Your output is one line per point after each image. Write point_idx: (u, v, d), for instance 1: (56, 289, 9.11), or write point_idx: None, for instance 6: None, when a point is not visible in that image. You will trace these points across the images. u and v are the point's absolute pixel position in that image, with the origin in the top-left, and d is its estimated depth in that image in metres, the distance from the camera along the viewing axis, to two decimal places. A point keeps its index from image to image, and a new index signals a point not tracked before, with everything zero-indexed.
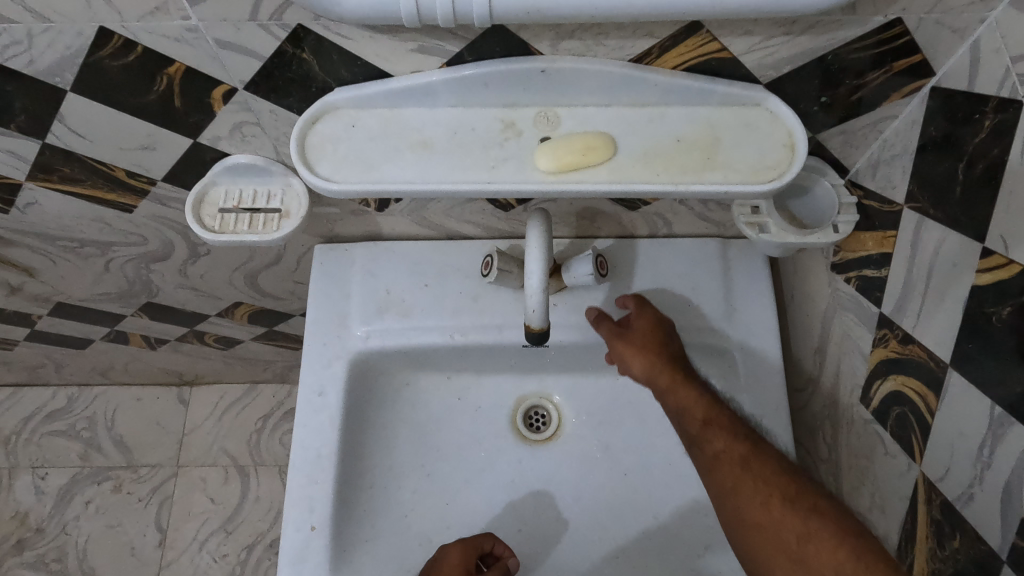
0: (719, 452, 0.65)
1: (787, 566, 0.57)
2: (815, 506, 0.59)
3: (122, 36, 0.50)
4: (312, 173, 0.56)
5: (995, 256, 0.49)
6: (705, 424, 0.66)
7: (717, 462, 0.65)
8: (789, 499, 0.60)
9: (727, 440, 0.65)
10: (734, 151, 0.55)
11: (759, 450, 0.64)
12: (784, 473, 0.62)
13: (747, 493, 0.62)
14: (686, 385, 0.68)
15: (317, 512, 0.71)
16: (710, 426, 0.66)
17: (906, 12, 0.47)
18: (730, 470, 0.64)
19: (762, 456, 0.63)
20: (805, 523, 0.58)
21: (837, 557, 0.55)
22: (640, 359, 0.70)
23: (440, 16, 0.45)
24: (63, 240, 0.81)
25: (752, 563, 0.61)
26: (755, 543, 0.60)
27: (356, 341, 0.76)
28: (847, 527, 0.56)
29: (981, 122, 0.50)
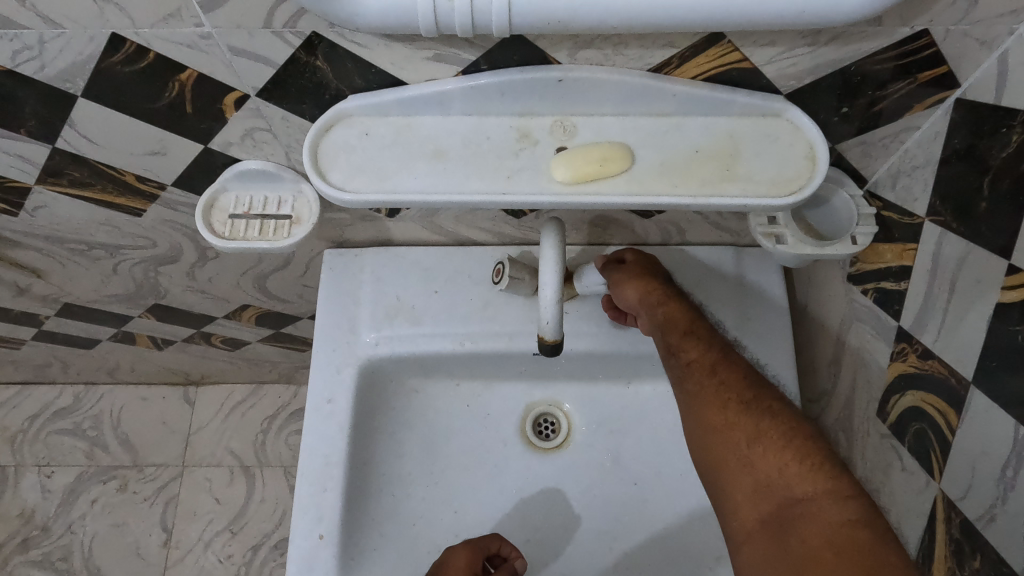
0: (692, 361, 0.65)
1: (735, 466, 0.59)
2: (772, 409, 0.60)
3: (134, 42, 0.49)
4: (325, 182, 0.55)
5: (1021, 274, 0.48)
6: (686, 335, 0.66)
7: (690, 368, 0.65)
8: (749, 404, 0.61)
9: (701, 350, 0.65)
10: (753, 163, 0.54)
11: (730, 360, 0.64)
12: (747, 381, 0.63)
13: (710, 397, 0.62)
14: (670, 303, 0.68)
15: (325, 520, 0.70)
16: (689, 336, 0.66)
17: (933, 23, 0.46)
18: (699, 378, 0.64)
19: (729, 365, 0.64)
20: (760, 424, 0.59)
21: (783, 459, 0.56)
22: (634, 284, 0.69)
23: (457, 26, 0.44)
24: (72, 242, 0.81)
25: (703, 462, 0.62)
26: (709, 444, 0.61)
27: (366, 348, 0.76)
28: (799, 432, 0.58)
29: (1008, 136, 0.49)
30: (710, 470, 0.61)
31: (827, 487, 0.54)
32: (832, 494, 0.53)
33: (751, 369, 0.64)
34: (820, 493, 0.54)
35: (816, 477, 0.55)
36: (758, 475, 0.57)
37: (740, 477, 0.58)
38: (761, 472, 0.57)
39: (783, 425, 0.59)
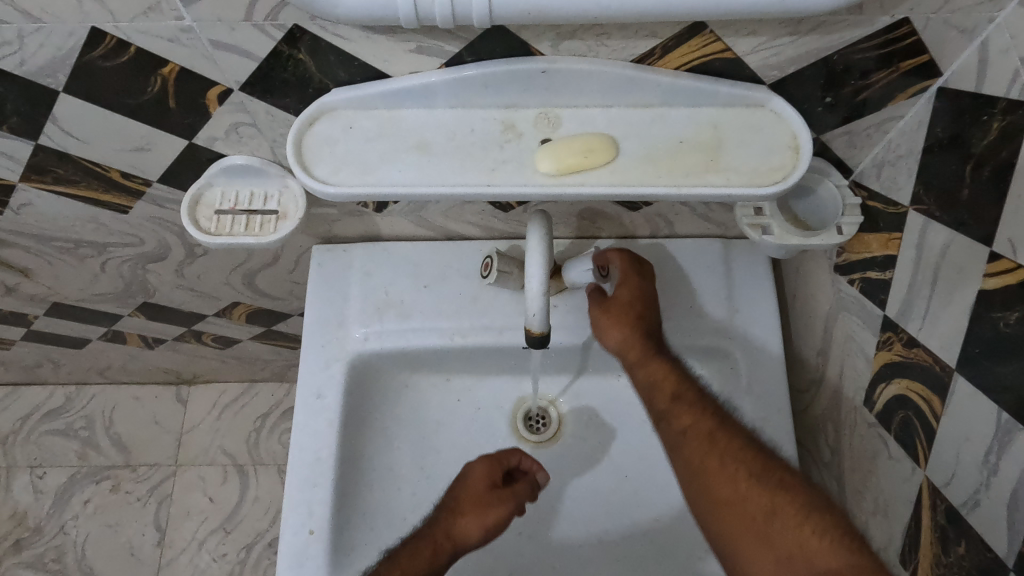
0: (686, 428, 0.64)
1: (751, 541, 0.57)
2: (781, 481, 0.59)
3: (115, 36, 0.49)
4: (309, 176, 0.55)
5: (1003, 260, 0.48)
6: (673, 400, 0.65)
7: (685, 434, 0.63)
8: (757, 477, 0.59)
9: (694, 416, 0.64)
10: (737, 153, 0.54)
11: (729, 426, 0.63)
12: (753, 450, 0.61)
13: (713, 469, 0.60)
14: (653, 359, 0.67)
15: (315, 515, 0.70)
16: (678, 402, 0.65)
17: (914, 12, 0.46)
18: (695, 447, 0.62)
19: (730, 431, 0.63)
20: (772, 497, 0.57)
21: (804, 533, 0.55)
22: (616, 330, 0.68)
23: (438, 17, 0.44)
24: (58, 241, 0.80)
25: (713, 537, 0.60)
26: (719, 517, 0.59)
27: (355, 343, 0.76)
28: (812, 503, 0.56)
29: (989, 123, 0.49)
30: (726, 551, 0.59)
31: (852, 563, 0.52)
32: (858, 569, 0.51)
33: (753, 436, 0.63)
34: (845, 568, 0.51)
35: (838, 553, 0.52)
36: (777, 551, 0.55)
37: (757, 553, 0.56)
38: (782, 547, 0.55)
39: (795, 496, 0.57)
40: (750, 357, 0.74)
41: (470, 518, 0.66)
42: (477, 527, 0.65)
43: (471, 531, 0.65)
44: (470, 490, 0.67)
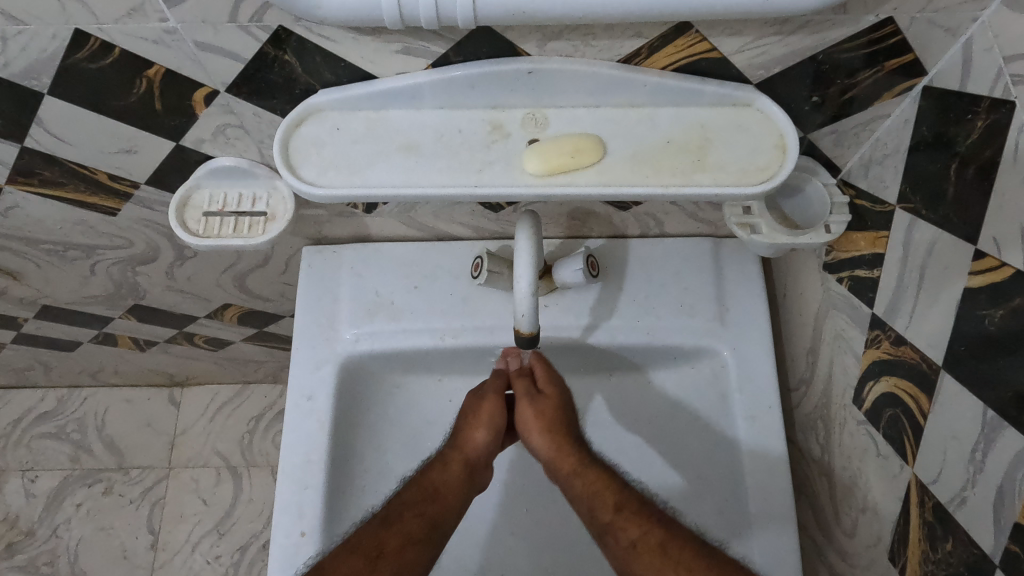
0: (635, 540, 0.57)
1: None
2: None
3: (99, 38, 0.49)
4: (296, 177, 0.55)
5: (987, 258, 0.48)
6: (618, 510, 0.60)
7: (635, 547, 0.57)
8: None
9: (641, 525, 0.58)
10: (724, 153, 0.55)
11: (676, 532, 0.57)
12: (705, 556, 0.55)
13: None
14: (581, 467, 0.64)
15: (305, 518, 0.70)
16: (623, 511, 0.60)
17: (898, 11, 0.46)
18: (646, 560, 0.56)
19: (678, 538, 0.57)
20: None
21: None
22: (538, 435, 0.66)
23: (423, 18, 0.44)
24: (47, 243, 0.80)
25: None
26: None
27: (345, 344, 0.76)
28: None
29: (974, 122, 0.49)
30: None
31: None
32: None
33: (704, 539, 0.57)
34: None
35: None
36: None
37: None
38: None
39: None
40: (697, 426, 0.77)
41: (477, 428, 0.67)
42: (483, 432, 0.67)
43: (481, 438, 0.67)
44: (472, 403, 0.69)
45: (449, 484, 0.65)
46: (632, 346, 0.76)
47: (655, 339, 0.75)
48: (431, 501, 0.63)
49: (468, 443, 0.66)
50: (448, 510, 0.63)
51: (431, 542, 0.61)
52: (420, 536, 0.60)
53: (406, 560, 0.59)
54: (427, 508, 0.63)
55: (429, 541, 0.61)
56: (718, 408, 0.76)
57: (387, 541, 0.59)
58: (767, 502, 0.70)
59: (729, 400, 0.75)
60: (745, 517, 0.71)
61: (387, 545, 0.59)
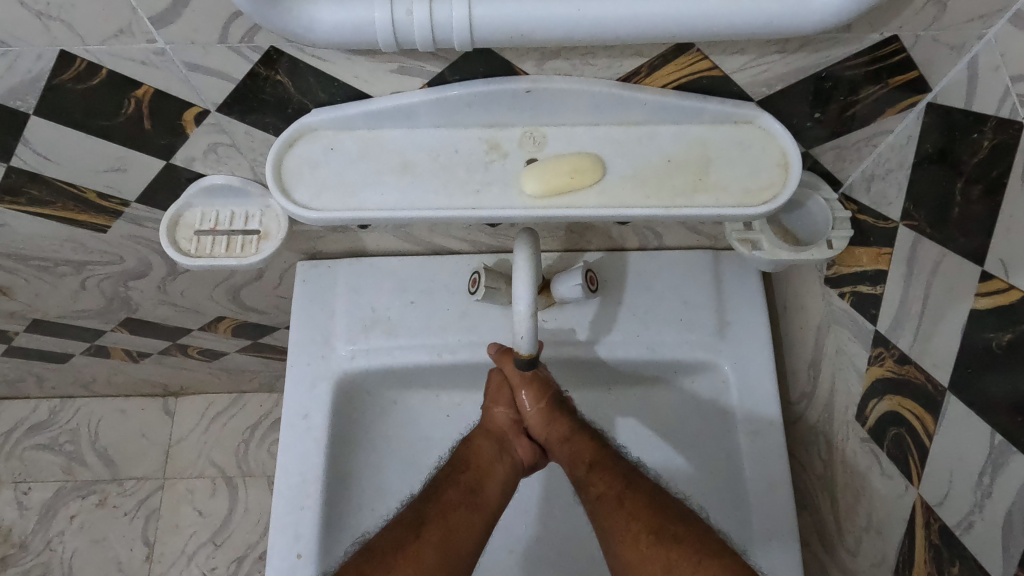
0: (602, 494, 0.61)
1: None
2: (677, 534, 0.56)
3: (85, 59, 0.47)
4: (289, 200, 0.53)
5: (995, 280, 0.48)
6: (591, 468, 0.64)
7: (600, 498, 0.61)
8: (656, 534, 0.56)
9: (607, 481, 0.62)
10: (726, 171, 0.54)
11: (637, 485, 0.61)
12: (653, 503, 0.59)
13: (620, 531, 0.58)
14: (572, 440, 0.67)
15: (302, 539, 0.69)
16: (595, 468, 0.63)
17: (903, 29, 0.46)
18: (608, 511, 0.60)
19: (635, 489, 0.60)
20: (670, 557, 0.54)
21: None
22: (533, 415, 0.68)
23: (419, 41, 0.43)
24: (36, 259, 0.78)
25: None
26: None
27: (341, 361, 0.74)
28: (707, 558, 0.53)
29: (980, 141, 0.48)
30: None
31: None
32: None
33: (657, 489, 0.61)
34: None
35: None
36: None
37: None
38: None
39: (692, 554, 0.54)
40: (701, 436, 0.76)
41: (494, 405, 0.70)
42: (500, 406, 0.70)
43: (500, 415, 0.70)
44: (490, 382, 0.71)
45: (477, 452, 0.67)
46: (632, 360, 0.75)
47: (656, 353, 0.74)
48: (462, 470, 0.66)
49: (489, 418, 0.70)
50: (484, 476, 0.65)
51: (475, 505, 0.63)
52: (458, 500, 0.62)
53: (451, 521, 0.60)
54: (462, 477, 0.65)
55: (473, 506, 0.63)
56: (719, 424, 0.75)
57: (427, 509, 0.61)
58: (769, 519, 0.69)
59: (730, 415, 0.74)
60: (749, 533, 0.70)
61: (428, 513, 0.60)
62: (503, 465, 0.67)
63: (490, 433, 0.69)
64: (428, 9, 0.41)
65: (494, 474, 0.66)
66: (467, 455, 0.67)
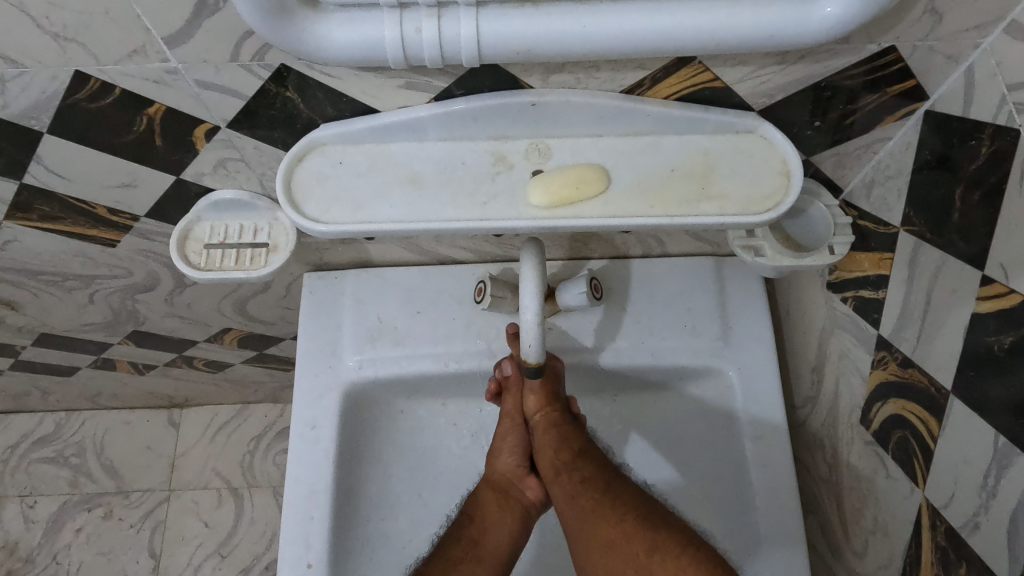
0: (584, 480, 0.64)
1: None
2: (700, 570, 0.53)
3: (98, 79, 0.48)
4: (299, 213, 0.54)
5: (995, 285, 0.48)
6: (576, 457, 0.66)
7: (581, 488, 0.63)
8: (641, 518, 0.58)
9: (590, 471, 0.65)
10: (729, 181, 0.55)
11: (620, 479, 0.64)
12: (636, 497, 0.61)
13: (602, 516, 0.60)
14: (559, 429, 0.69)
15: (312, 549, 0.69)
16: (580, 458, 0.66)
17: (900, 39, 0.47)
18: (589, 494, 0.62)
19: (621, 483, 0.63)
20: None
21: None
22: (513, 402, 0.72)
23: (426, 57, 0.44)
24: (45, 274, 0.79)
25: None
26: (601, 562, 0.58)
27: (349, 371, 0.75)
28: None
29: (978, 148, 0.49)
30: None
31: None
32: None
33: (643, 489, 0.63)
34: None
35: None
36: None
37: None
38: None
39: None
40: (705, 443, 0.77)
41: (497, 456, 0.72)
42: (505, 459, 0.71)
43: (504, 464, 0.71)
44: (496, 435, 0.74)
45: (485, 505, 0.69)
46: (636, 367, 0.76)
47: (660, 360, 0.75)
48: (467, 525, 0.67)
49: (494, 471, 0.71)
50: (488, 527, 0.67)
51: (477, 560, 0.64)
52: (462, 557, 0.64)
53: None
54: (466, 530, 0.66)
55: (477, 560, 0.64)
56: (724, 430, 0.75)
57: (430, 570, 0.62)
58: (777, 523, 0.70)
59: (735, 419, 0.74)
60: (757, 536, 0.70)
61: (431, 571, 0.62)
62: (512, 512, 0.69)
63: (494, 487, 0.70)
64: (436, 27, 0.42)
65: (496, 525, 0.67)
66: (473, 509, 0.68)
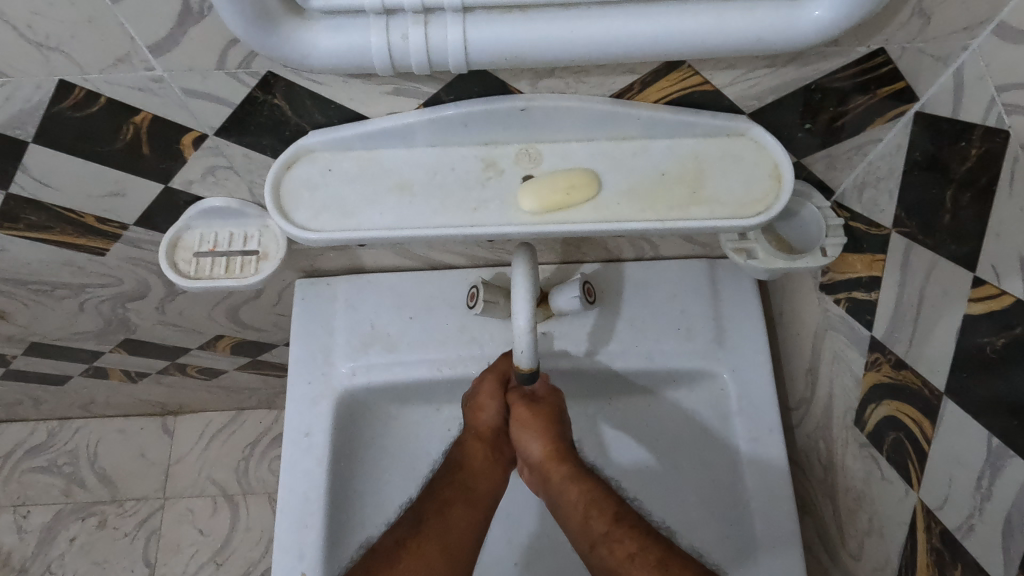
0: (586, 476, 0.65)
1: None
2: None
3: (84, 88, 0.48)
4: (288, 221, 0.54)
5: (987, 286, 0.48)
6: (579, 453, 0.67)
7: (595, 547, 0.60)
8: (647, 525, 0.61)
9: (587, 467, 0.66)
10: (720, 184, 0.54)
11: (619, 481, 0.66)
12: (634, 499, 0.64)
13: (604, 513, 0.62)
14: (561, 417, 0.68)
15: (306, 557, 0.69)
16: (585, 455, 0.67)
17: (889, 42, 0.47)
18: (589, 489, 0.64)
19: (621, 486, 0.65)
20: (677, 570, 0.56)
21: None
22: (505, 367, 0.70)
23: (414, 64, 0.44)
24: (34, 283, 0.78)
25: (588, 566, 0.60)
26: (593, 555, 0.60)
27: (342, 378, 0.74)
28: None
29: (968, 150, 0.49)
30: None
31: None
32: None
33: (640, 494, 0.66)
34: None
35: None
36: None
37: None
38: None
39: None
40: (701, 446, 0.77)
41: (479, 409, 0.69)
42: (488, 412, 0.69)
43: (487, 417, 0.69)
44: (472, 388, 0.71)
45: (473, 456, 0.68)
46: (630, 369, 0.76)
47: (654, 363, 0.75)
48: (455, 470, 0.67)
49: (477, 422, 0.69)
50: (476, 474, 0.68)
51: (466, 502, 0.65)
52: (454, 499, 0.65)
53: (447, 520, 0.63)
54: (456, 476, 0.67)
55: (470, 504, 0.66)
56: (718, 432, 0.75)
57: (425, 507, 0.64)
58: (773, 526, 0.69)
59: (729, 421, 0.74)
60: (753, 538, 0.70)
61: (426, 512, 0.63)
62: (497, 465, 0.69)
63: (483, 439, 0.69)
64: (423, 33, 0.42)
65: (483, 474, 0.68)
66: (460, 457, 0.68)
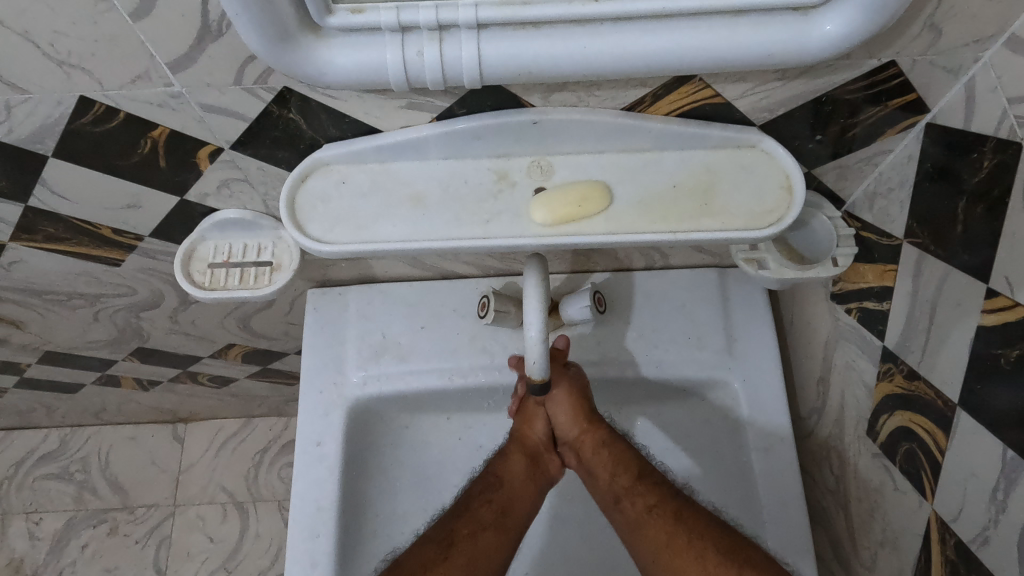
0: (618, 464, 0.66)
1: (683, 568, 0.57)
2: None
3: (103, 104, 0.48)
4: (303, 233, 0.54)
5: (999, 297, 0.48)
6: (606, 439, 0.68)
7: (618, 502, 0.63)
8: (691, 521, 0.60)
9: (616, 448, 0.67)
10: (731, 196, 0.55)
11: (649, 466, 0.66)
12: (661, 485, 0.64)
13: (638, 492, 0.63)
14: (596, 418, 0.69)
15: (318, 566, 0.69)
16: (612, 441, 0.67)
17: (900, 55, 0.47)
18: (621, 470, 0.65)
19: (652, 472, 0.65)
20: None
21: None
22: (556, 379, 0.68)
23: (428, 80, 0.44)
24: (50, 293, 0.79)
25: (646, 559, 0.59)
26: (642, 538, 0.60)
27: (353, 388, 0.75)
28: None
29: (979, 161, 0.49)
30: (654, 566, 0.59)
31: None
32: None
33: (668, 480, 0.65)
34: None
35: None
36: None
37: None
38: None
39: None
40: (713, 454, 0.77)
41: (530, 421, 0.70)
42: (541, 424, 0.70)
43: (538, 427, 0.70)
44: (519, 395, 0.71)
45: (511, 475, 0.67)
46: (641, 378, 0.76)
47: (665, 371, 0.75)
48: (494, 488, 0.65)
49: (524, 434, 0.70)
50: (513, 496, 0.65)
51: (505, 529, 0.63)
52: (489, 521, 0.62)
53: (480, 542, 0.60)
54: (494, 494, 0.65)
55: (500, 527, 0.62)
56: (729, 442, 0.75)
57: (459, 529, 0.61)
58: (785, 536, 0.69)
59: (740, 431, 0.74)
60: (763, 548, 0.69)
61: (457, 534, 0.61)
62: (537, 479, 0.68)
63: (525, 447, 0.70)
64: (438, 50, 0.42)
65: (523, 494, 0.66)
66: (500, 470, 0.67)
